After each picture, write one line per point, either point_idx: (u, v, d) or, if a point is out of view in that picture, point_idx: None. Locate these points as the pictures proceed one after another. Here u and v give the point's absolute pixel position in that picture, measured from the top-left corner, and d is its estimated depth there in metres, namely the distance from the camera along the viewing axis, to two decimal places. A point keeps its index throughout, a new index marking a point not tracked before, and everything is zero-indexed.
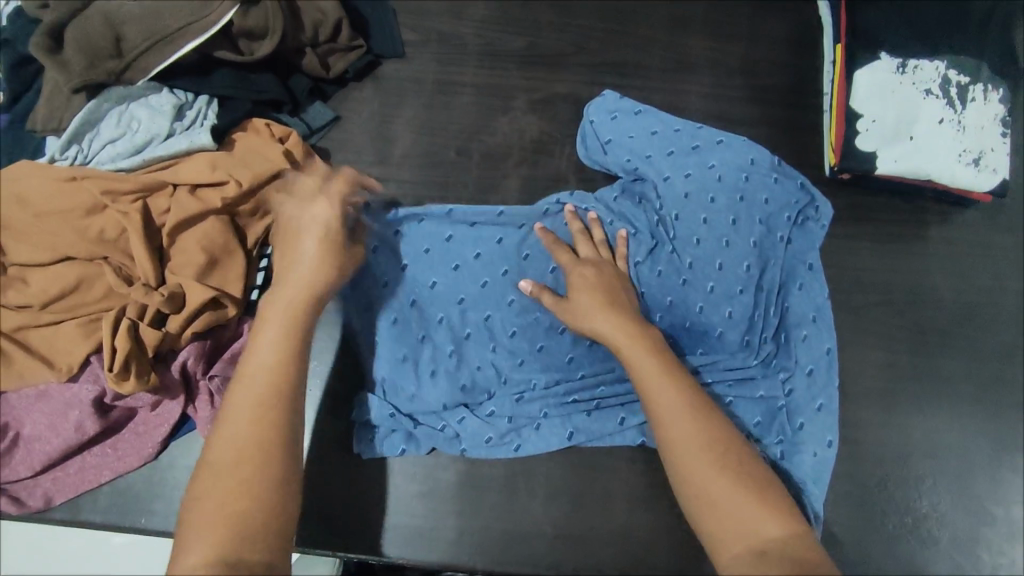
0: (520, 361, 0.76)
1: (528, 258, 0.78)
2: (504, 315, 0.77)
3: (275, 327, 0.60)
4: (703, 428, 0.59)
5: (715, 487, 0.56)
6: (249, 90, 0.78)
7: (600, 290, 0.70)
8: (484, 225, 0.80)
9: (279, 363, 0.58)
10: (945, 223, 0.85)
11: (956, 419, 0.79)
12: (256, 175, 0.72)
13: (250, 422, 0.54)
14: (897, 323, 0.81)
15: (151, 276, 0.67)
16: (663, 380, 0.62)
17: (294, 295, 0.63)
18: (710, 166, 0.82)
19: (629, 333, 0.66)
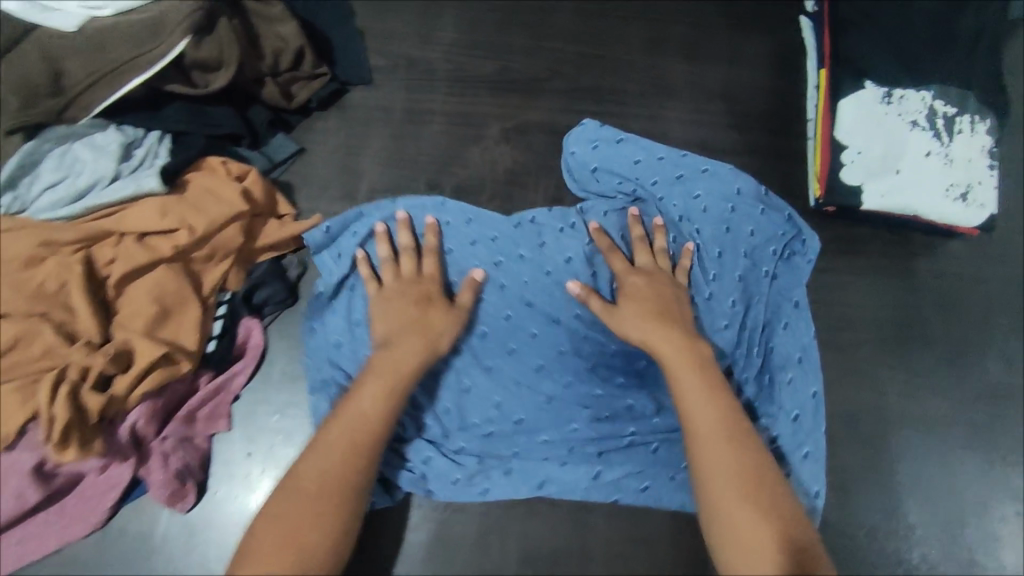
0: (491, 366, 0.74)
1: (516, 277, 0.76)
2: (487, 336, 0.75)
3: (375, 383, 0.63)
4: (733, 443, 0.59)
5: (732, 500, 0.56)
6: (203, 125, 0.74)
7: (651, 297, 0.70)
8: (459, 230, 0.77)
9: (374, 415, 0.61)
10: (934, 256, 0.83)
11: (944, 466, 0.79)
12: (212, 221, 0.68)
13: (332, 466, 0.57)
14: (887, 361, 0.81)
15: (94, 334, 0.62)
16: (705, 399, 0.61)
17: (403, 359, 0.65)
18: (695, 197, 0.79)
19: (665, 334, 0.66)
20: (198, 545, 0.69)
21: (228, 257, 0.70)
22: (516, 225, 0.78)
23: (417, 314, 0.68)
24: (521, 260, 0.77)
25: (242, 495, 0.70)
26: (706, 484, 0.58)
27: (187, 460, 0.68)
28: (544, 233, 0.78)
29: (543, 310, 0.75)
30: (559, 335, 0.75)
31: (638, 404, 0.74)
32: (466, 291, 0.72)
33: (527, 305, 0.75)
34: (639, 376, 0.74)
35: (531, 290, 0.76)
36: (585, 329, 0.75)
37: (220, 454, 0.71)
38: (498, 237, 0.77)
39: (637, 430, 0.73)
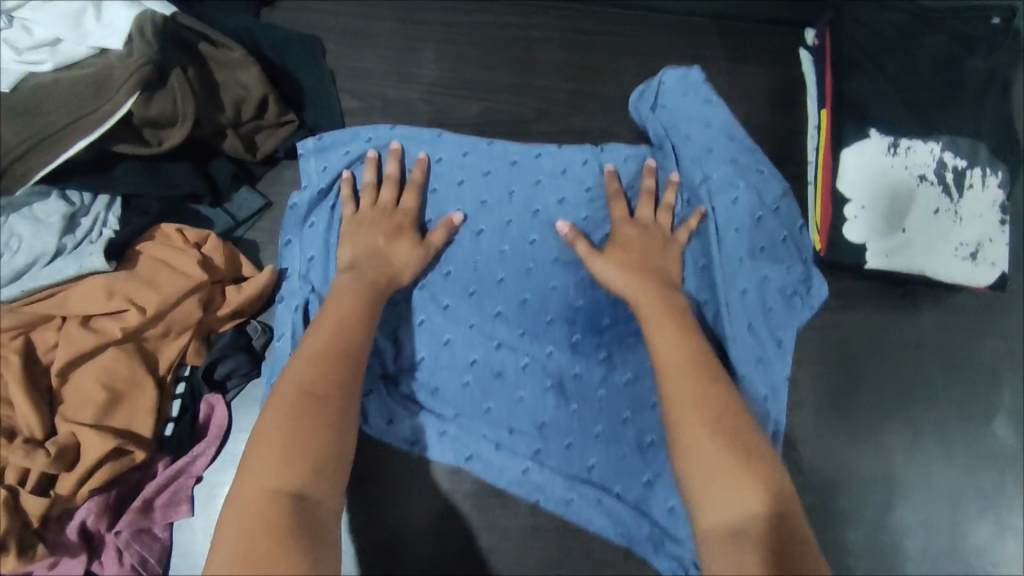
0: (448, 307, 0.72)
1: (510, 224, 0.75)
2: (460, 272, 0.73)
3: (345, 301, 0.62)
4: (697, 367, 0.59)
5: (697, 414, 0.55)
6: (158, 186, 0.68)
7: (640, 248, 0.70)
8: (451, 163, 0.77)
9: (349, 324, 0.60)
10: (939, 307, 0.79)
11: (948, 530, 0.76)
12: (165, 299, 0.62)
13: (318, 367, 0.55)
14: (889, 423, 0.77)
15: (36, 428, 0.58)
16: (676, 338, 0.61)
17: (378, 269, 0.67)
18: (719, 179, 0.76)
19: (636, 278, 0.67)
20: None
21: (184, 333, 0.65)
22: (510, 164, 0.77)
23: (390, 245, 0.69)
24: (509, 198, 0.76)
25: None
26: (673, 408, 0.56)
27: (145, 554, 0.63)
28: (537, 172, 0.77)
29: (517, 255, 0.74)
30: (531, 280, 0.73)
31: (587, 374, 0.71)
32: (440, 229, 0.72)
33: (515, 247, 0.74)
34: (601, 332, 0.72)
35: (510, 234, 0.75)
36: (558, 276, 0.73)
37: (180, 544, 0.66)
38: (490, 174, 0.77)
39: (578, 415, 0.70)
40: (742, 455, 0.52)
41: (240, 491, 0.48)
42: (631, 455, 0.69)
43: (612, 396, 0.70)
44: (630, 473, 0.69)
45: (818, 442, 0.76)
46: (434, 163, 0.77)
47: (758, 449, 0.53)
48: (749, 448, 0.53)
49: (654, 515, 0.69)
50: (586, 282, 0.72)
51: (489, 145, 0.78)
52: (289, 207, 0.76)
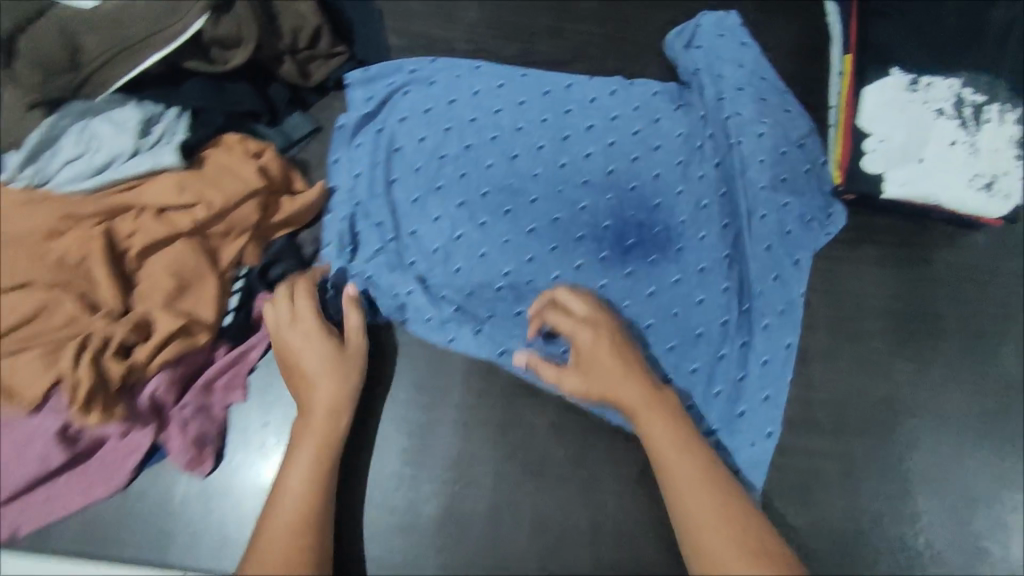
0: (484, 222, 0.80)
1: (543, 149, 0.84)
2: (497, 191, 0.81)
3: (307, 454, 0.64)
4: (708, 483, 0.63)
5: (728, 550, 0.59)
6: (223, 103, 0.74)
7: (614, 357, 0.68)
8: (489, 94, 0.86)
9: (307, 488, 0.62)
10: (951, 245, 0.81)
11: (959, 457, 0.75)
12: (229, 198, 0.69)
13: (289, 545, 0.58)
14: (901, 354, 0.78)
15: (116, 305, 0.64)
16: (681, 450, 0.64)
17: (320, 415, 0.66)
18: (738, 117, 0.85)
19: (632, 386, 0.67)
20: (213, 510, 0.70)
21: (244, 234, 0.72)
22: (543, 95, 0.86)
23: (320, 359, 0.68)
24: (543, 124, 0.85)
25: (257, 466, 0.71)
26: (694, 530, 0.61)
27: (205, 429, 0.70)
28: (569, 103, 0.86)
29: (549, 177, 0.83)
30: (563, 199, 0.82)
31: (613, 284, 0.79)
32: (351, 311, 0.71)
33: (548, 168, 0.83)
34: (627, 249, 0.81)
35: (543, 157, 0.83)
36: (588, 196, 0.82)
37: (236, 424, 0.72)
38: (525, 103, 0.86)
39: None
40: (775, 570, 0.57)
41: None
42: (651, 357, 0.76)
43: (637, 305, 0.79)
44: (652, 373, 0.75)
45: (829, 363, 0.77)
46: (473, 94, 0.85)
47: (786, 564, 0.58)
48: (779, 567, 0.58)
49: None
50: (613, 205, 0.82)
51: (523, 77, 0.87)
52: (335, 127, 0.82)
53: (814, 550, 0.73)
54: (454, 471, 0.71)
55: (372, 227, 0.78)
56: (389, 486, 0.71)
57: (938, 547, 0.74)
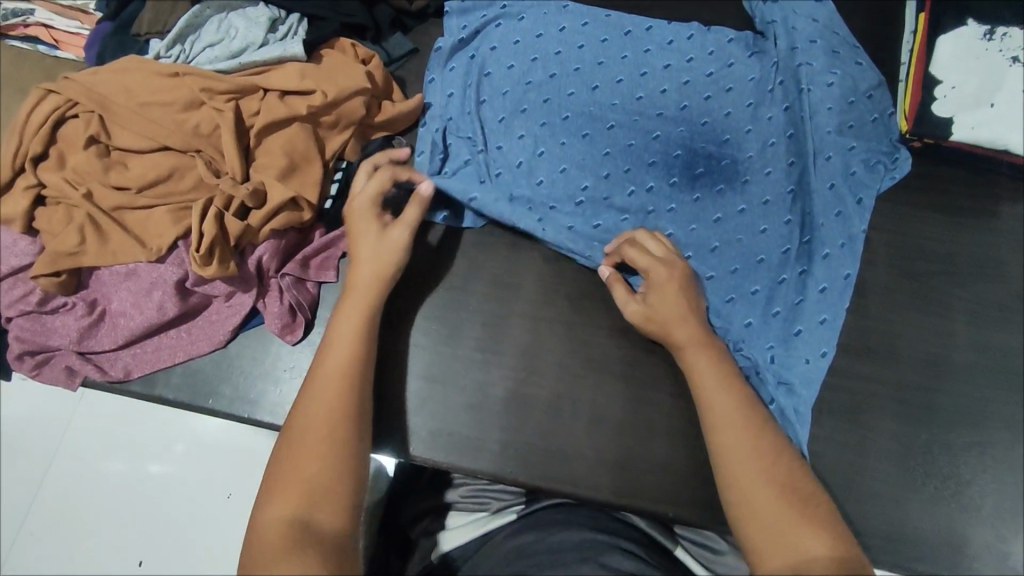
0: (564, 143, 0.83)
1: (621, 82, 0.86)
2: (577, 117, 0.84)
3: (348, 316, 0.67)
4: (747, 426, 0.62)
5: (751, 474, 0.60)
6: (338, 13, 0.82)
7: (685, 290, 0.71)
8: (573, 31, 0.88)
9: (349, 346, 0.65)
10: (1018, 200, 0.83)
11: (1012, 395, 0.76)
12: (341, 90, 0.76)
13: (330, 396, 0.62)
14: (958, 294, 0.80)
15: (239, 172, 0.72)
16: (719, 387, 0.65)
17: (360, 281, 0.69)
18: (810, 66, 0.85)
19: (686, 322, 0.69)
20: (300, 375, 0.76)
21: (349, 127, 0.79)
22: (624, 34, 0.88)
23: (365, 232, 0.72)
24: (623, 60, 0.86)
25: None
26: (728, 466, 0.61)
27: (300, 299, 0.76)
28: (648, 43, 0.87)
29: (626, 108, 0.85)
30: (639, 128, 0.84)
31: (681, 208, 0.81)
32: (411, 207, 0.73)
33: (625, 100, 0.85)
34: (696, 177, 0.82)
35: (621, 90, 0.85)
36: (661, 126, 0.84)
37: (326, 301, 0.78)
38: (607, 41, 0.88)
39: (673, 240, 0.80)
40: (802, 511, 0.57)
41: (259, 518, 0.55)
42: (715, 278, 0.79)
43: (702, 230, 0.80)
44: (716, 292, 0.78)
45: (885, 295, 0.80)
46: (559, 30, 0.88)
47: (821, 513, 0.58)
48: (795, 504, 0.57)
49: (732, 326, 0.77)
50: (685, 136, 0.83)
51: (606, 16, 0.89)
52: (433, 50, 0.88)
53: (861, 469, 0.74)
54: (523, 360, 0.77)
55: (462, 140, 0.84)
56: (460, 369, 0.77)
57: (986, 480, 0.74)
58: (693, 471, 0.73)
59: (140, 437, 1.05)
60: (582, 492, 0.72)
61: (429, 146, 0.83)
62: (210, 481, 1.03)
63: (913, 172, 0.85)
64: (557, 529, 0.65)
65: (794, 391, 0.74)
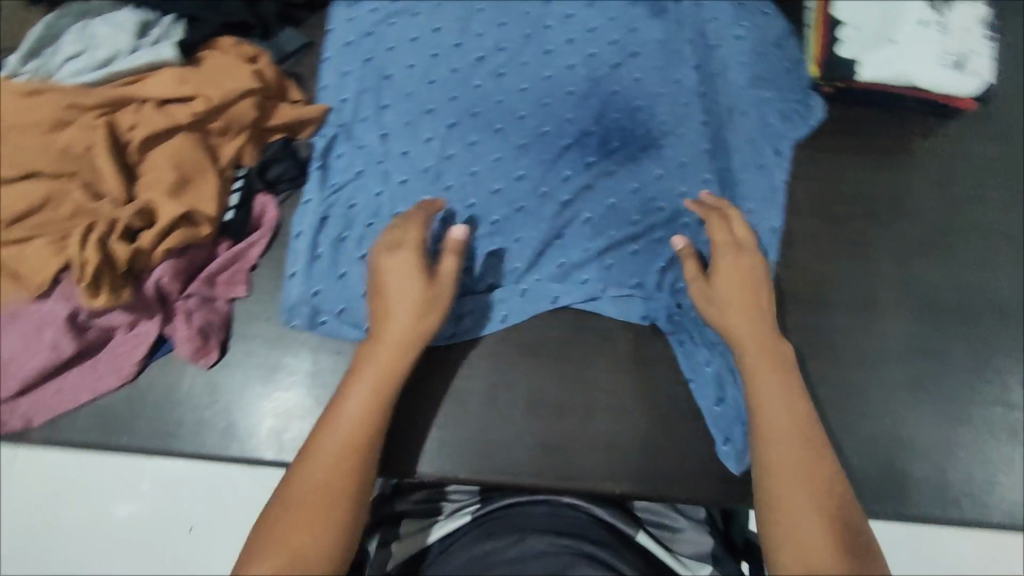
0: (475, 141, 0.78)
1: (526, 65, 0.82)
2: (488, 114, 0.79)
3: (370, 379, 0.62)
4: (799, 440, 0.58)
5: (795, 479, 0.55)
6: (217, 13, 0.76)
7: (745, 285, 0.68)
8: (469, 18, 0.83)
9: (365, 411, 0.60)
10: (931, 135, 0.83)
11: (943, 327, 0.77)
12: (227, 92, 0.71)
13: (334, 466, 0.56)
14: (882, 234, 0.80)
15: (119, 193, 0.67)
16: (776, 395, 0.61)
17: (389, 342, 0.64)
18: (717, 22, 0.83)
19: (753, 310, 0.67)
20: (221, 398, 0.72)
21: (242, 132, 0.74)
22: (523, 15, 0.84)
23: (408, 286, 0.65)
24: (525, 40, 0.82)
25: (262, 351, 0.73)
26: (776, 474, 0.56)
27: (210, 318, 0.72)
28: (547, 19, 0.83)
29: (536, 92, 0.80)
30: (550, 112, 0.80)
31: (598, 185, 0.77)
32: (450, 257, 0.67)
33: (532, 86, 0.81)
34: (612, 151, 0.79)
35: (528, 73, 0.81)
36: (572, 108, 0.80)
37: (239, 317, 0.74)
38: (506, 24, 0.83)
39: (593, 222, 0.76)
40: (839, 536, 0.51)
41: None
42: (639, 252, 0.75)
43: (622, 202, 0.77)
44: (643, 265, 0.75)
45: (813, 242, 0.79)
46: (457, 18, 0.83)
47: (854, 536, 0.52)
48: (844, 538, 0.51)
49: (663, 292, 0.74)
50: (597, 109, 0.80)
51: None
52: (323, 61, 0.82)
53: None
54: (453, 353, 0.74)
55: (359, 151, 0.78)
56: None
57: (918, 415, 0.74)
58: (631, 442, 0.72)
59: (80, 493, 0.94)
60: (525, 481, 0.70)
61: (321, 156, 0.77)
62: (166, 525, 0.95)
63: (828, 118, 0.84)
64: (533, 532, 0.61)
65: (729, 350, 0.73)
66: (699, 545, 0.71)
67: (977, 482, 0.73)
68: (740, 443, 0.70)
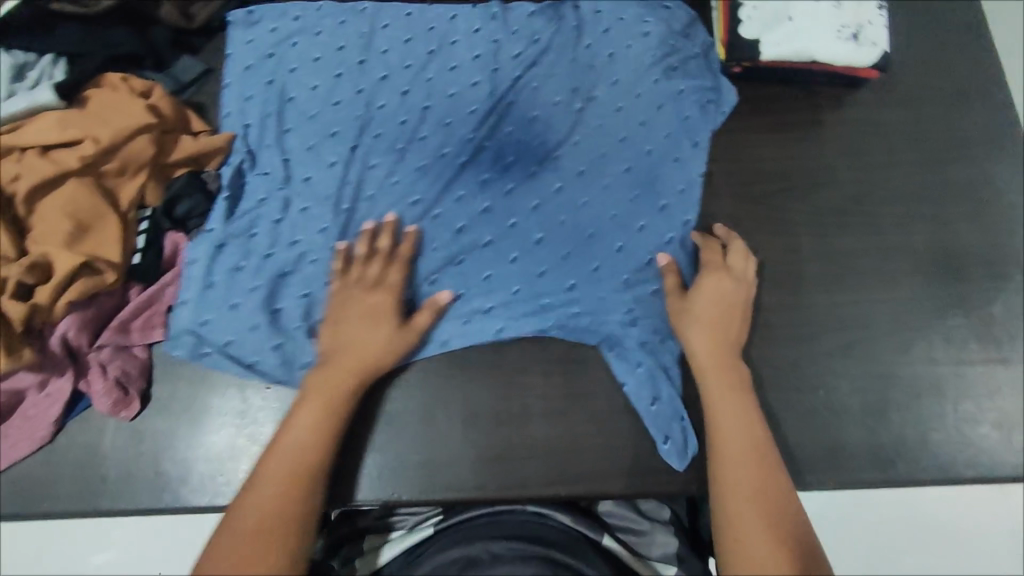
0: (375, 165, 0.77)
1: (434, 78, 0.80)
2: (391, 132, 0.78)
3: (312, 409, 0.65)
4: (751, 456, 0.64)
5: (742, 489, 0.62)
6: (100, 45, 0.74)
7: (719, 306, 0.72)
8: (373, 33, 0.81)
9: (307, 442, 0.63)
10: (841, 106, 0.84)
11: (865, 295, 0.78)
12: (116, 131, 0.69)
13: (277, 497, 0.60)
14: (799, 209, 0.81)
15: (8, 249, 0.64)
16: (732, 414, 0.66)
17: (336, 375, 0.67)
18: (619, 20, 0.83)
19: (721, 331, 0.71)
20: (145, 451, 0.69)
21: (141, 171, 0.71)
22: (429, 29, 0.82)
23: (363, 326, 0.69)
24: (430, 55, 0.81)
25: (184, 396, 0.71)
26: (728, 485, 0.63)
27: (127, 368, 0.69)
28: (453, 35, 0.82)
29: (441, 109, 0.79)
30: (451, 132, 0.78)
31: (513, 193, 0.77)
32: (425, 312, 0.71)
33: (437, 103, 0.79)
34: (507, 166, 0.78)
35: (433, 87, 0.80)
36: (478, 128, 0.79)
37: (159, 363, 0.71)
38: (411, 40, 0.81)
39: (493, 245, 0.75)
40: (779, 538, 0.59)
41: None
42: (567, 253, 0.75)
43: (539, 208, 0.77)
44: (567, 269, 0.75)
45: (736, 223, 0.80)
46: (362, 34, 0.81)
47: (794, 536, 0.60)
48: (792, 546, 0.59)
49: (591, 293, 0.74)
50: (509, 118, 0.80)
51: (407, 15, 0.82)
52: (223, 86, 0.80)
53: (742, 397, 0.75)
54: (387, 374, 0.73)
55: (264, 179, 0.75)
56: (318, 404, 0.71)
57: (846, 382, 0.76)
58: (573, 443, 0.72)
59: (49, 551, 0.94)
60: (469, 495, 0.70)
61: (230, 187, 0.74)
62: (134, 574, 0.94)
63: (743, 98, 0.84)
64: (495, 537, 0.63)
65: (661, 342, 0.73)
66: (664, 545, 0.72)
67: (909, 441, 0.74)
68: (678, 438, 0.71)
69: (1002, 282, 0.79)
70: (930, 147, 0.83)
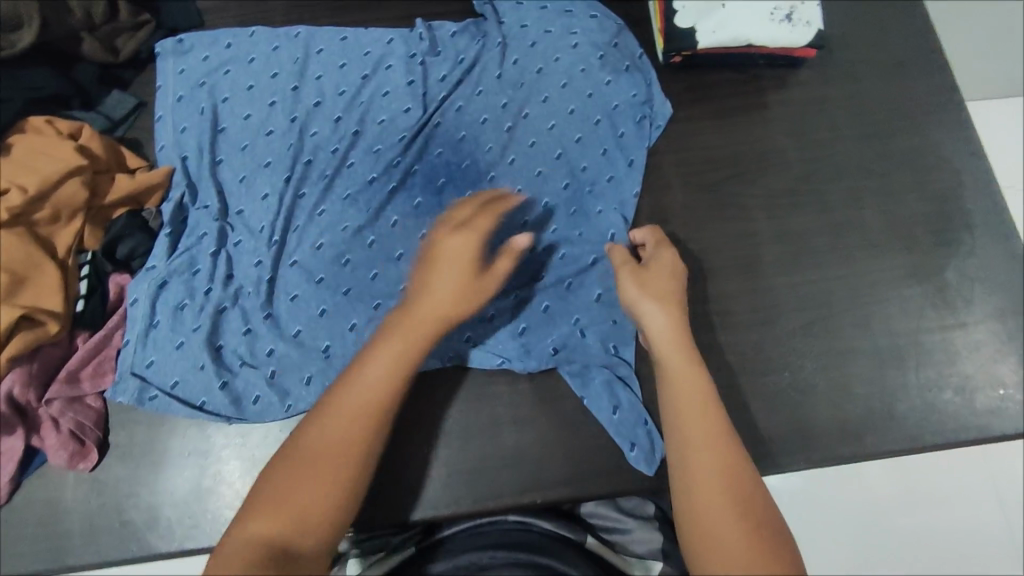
0: (305, 194, 0.75)
1: (369, 101, 0.79)
2: (324, 158, 0.77)
3: (395, 343, 0.60)
4: (714, 445, 0.61)
5: (706, 482, 0.59)
6: (20, 87, 0.72)
7: (670, 284, 0.69)
8: (307, 59, 0.80)
9: (382, 385, 0.58)
10: (783, 87, 0.85)
11: (821, 272, 0.79)
12: (44, 178, 0.66)
13: (347, 430, 0.56)
14: (751, 193, 0.81)
15: None
16: (693, 402, 0.63)
17: (423, 310, 0.61)
18: (548, 32, 0.83)
19: (676, 313, 0.67)
20: (107, 501, 0.67)
21: (75, 216, 0.69)
22: (364, 55, 0.81)
23: (454, 266, 0.63)
24: (363, 80, 0.80)
25: (144, 441, 0.69)
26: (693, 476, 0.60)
27: (81, 419, 0.67)
28: (389, 59, 0.81)
29: (375, 134, 0.78)
30: (380, 159, 0.77)
31: None
32: (507, 257, 0.65)
33: (372, 128, 0.78)
34: (440, 188, 0.77)
35: (368, 111, 0.79)
36: (418, 154, 0.78)
37: (114, 412, 0.69)
38: (345, 65, 0.80)
39: None
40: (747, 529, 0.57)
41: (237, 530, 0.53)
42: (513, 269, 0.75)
43: None
44: (521, 277, 0.75)
45: (689, 212, 0.80)
46: (292, 62, 0.80)
47: (762, 528, 0.57)
48: (762, 538, 0.56)
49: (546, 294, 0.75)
50: (445, 137, 0.79)
51: (343, 40, 0.81)
52: (155, 120, 0.77)
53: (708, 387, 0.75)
54: None
55: (203, 213, 0.74)
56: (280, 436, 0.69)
57: (810, 362, 0.76)
58: (546, 448, 0.71)
59: None
60: (444, 512, 0.69)
61: (172, 223, 0.73)
62: None
63: (682, 91, 0.84)
64: (481, 548, 0.63)
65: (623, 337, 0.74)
66: (650, 542, 0.73)
67: (877, 412, 0.75)
68: (645, 443, 0.70)
69: (952, 247, 0.80)
70: (873, 120, 0.84)
